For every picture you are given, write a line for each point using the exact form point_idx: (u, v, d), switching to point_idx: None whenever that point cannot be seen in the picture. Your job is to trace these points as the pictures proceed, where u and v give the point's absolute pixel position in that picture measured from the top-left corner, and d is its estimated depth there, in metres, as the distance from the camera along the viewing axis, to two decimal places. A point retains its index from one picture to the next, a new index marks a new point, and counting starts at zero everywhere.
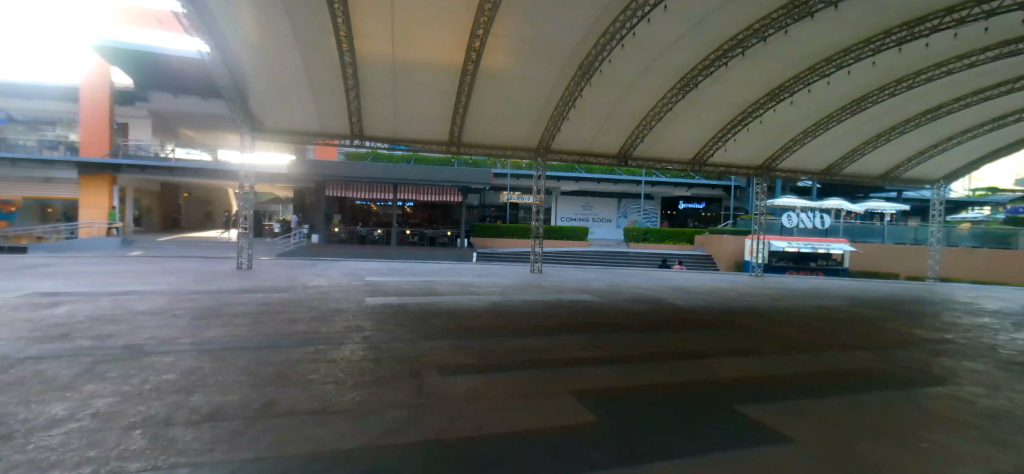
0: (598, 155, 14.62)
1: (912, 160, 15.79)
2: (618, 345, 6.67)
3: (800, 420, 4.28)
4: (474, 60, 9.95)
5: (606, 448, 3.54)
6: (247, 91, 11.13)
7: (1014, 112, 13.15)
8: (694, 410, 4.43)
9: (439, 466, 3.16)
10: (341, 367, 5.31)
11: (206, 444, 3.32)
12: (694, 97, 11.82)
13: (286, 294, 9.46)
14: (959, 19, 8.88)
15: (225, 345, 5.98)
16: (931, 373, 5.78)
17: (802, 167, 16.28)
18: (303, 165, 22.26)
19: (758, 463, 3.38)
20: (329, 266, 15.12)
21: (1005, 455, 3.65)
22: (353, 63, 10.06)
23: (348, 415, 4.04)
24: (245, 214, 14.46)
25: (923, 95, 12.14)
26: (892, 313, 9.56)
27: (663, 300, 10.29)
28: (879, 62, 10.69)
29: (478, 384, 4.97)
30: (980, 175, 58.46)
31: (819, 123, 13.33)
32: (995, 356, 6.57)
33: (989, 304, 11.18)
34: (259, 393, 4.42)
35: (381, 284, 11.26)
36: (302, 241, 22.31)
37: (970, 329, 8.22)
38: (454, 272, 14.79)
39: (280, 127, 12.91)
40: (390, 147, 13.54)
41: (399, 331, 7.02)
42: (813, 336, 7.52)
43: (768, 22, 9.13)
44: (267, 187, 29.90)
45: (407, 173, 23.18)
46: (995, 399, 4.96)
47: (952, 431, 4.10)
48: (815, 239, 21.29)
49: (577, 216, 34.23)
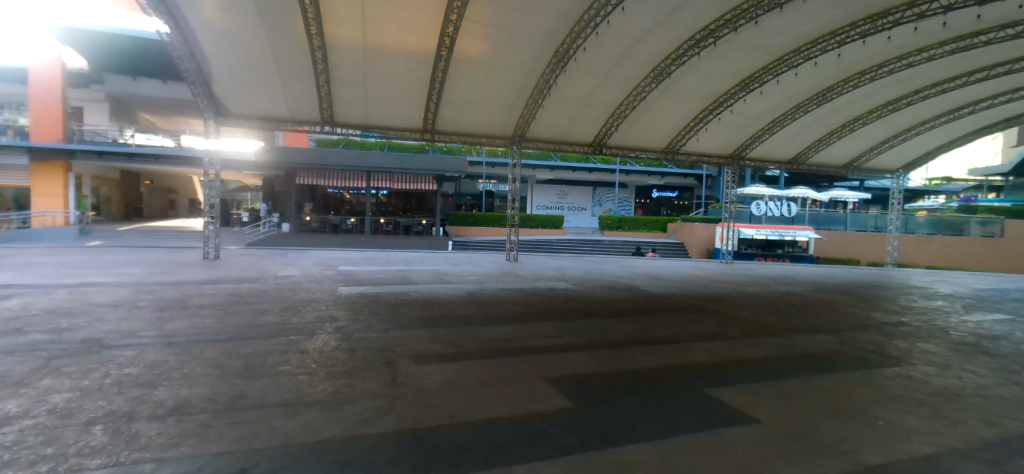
0: (573, 144, 14.68)
1: (874, 150, 16.41)
2: (589, 331, 6.78)
3: (765, 401, 4.43)
4: (447, 46, 9.79)
5: (576, 432, 3.62)
6: (207, 69, 10.66)
7: (969, 105, 13.74)
8: (661, 394, 4.56)
9: (413, 455, 3.16)
10: (313, 358, 5.25)
11: (172, 439, 3.23)
12: (667, 87, 11.95)
13: (255, 285, 9.24)
14: (919, 13, 9.19)
15: (191, 337, 5.81)
16: (887, 354, 6.08)
17: (771, 156, 16.71)
18: (272, 152, 21.65)
19: (725, 444, 3.49)
20: (301, 256, 14.81)
21: (953, 431, 3.88)
22: (323, 47, 9.77)
23: (321, 405, 4.00)
24: (211, 203, 13.96)
25: (885, 87, 12.57)
26: (852, 298, 9.98)
27: (635, 287, 10.49)
28: (844, 55, 11.00)
29: (451, 372, 4.98)
30: (935, 166, 61.51)
31: (787, 114, 13.69)
32: (946, 337, 6.95)
33: (942, 289, 11.80)
34: (227, 386, 4.32)
35: (355, 274, 11.11)
36: (273, 230, 21.73)
37: (924, 312, 8.66)
38: (429, 261, 14.73)
39: (247, 113, 12.49)
40: (362, 134, 13.32)
41: (371, 320, 6.95)
42: (776, 320, 7.81)
43: (739, 13, 9.26)
44: (235, 175, 28.94)
45: (381, 161, 22.86)
46: (946, 378, 5.24)
47: (906, 409, 4.33)
48: (782, 226, 21.93)
49: (553, 204, 34.39)
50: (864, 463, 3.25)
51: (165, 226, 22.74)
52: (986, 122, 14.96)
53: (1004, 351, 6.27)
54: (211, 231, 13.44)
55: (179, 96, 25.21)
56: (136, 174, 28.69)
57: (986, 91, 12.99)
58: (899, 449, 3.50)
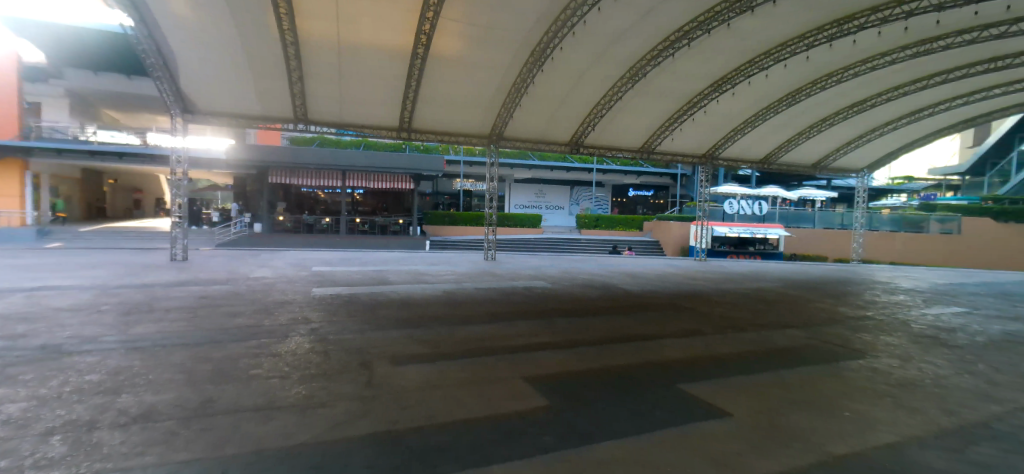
0: (551, 143, 14.74)
1: (840, 150, 16.97)
2: (566, 329, 6.83)
3: (738, 396, 4.54)
4: (424, 43, 9.68)
5: (554, 431, 3.64)
6: (173, 64, 10.31)
7: (929, 107, 14.33)
8: (636, 390, 4.62)
9: (390, 457, 3.12)
10: (286, 361, 5.14)
11: (136, 448, 3.11)
12: (643, 87, 12.10)
13: (226, 287, 8.99)
14: (882, 18, 9.55)
15: (156, 342, 5.61)
16: (852, 347, 6.30)
17: (743, 156, 17.10)
18: (243, 149, 21.13)
19: (700, 438, 3.56)
20: (274, 256, 14.48)
21: (914, 420, 4.05)
22: (297, 43, 9.57)
23: (294, 409, 3.91)
24: (178, 203, 13.49)
25: (850, 90, 13.00)
26: (820, 293, 10.30)
27: (612, 285, 10.62)
28: (812, 58, 11.34)
29: (429, 373, 4.94)
30: (896, 167, 64.27)
31: (758, 115, 14.03)
32: (907, 330, 7.25)
33: (905, 284, 12.27)
34: (195, 392, 4.19)
35: (330, 274, 10.94)
36: (245, 230, 21.18)
37: (887, 306, 9.02)
38: (406, 260, 14.61)
39: (217, 110, 12.15)
40: (337, 133, 13.15)
41: (347, 321, 6.85)
42: (748, 316, 8.01)
43: (711, 15, 9.45)
44: (205, 174, 28.10)
45: (356, 159, 22.50)
46: (908, 369, 5.46)
47: (872, 400, 4.49)
48: (754, 225, 22.45)
49: (531, 203, 34.43)
50: (832, 453, 3.36)
51: (130, 227, 21.85)
52: (945, 123, 15.60)
53: (961, 343, 6.56)
54: (180, 232, 12.96)
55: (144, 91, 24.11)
56: (99, 173, 27.54)
57: (943, 94, 13.58)
58: (865, 439, 3.63)
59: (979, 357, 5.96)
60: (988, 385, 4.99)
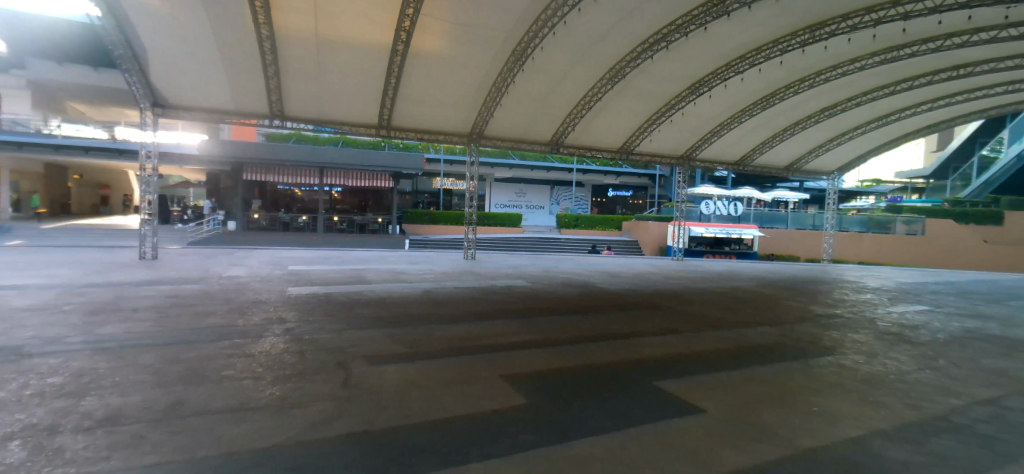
0: (532, 143, 14.80)
1: (812, 153, 17.46)
2: (544, 328, 6.84)
3: (712, 392, 4.62)
4: (404, 40, 9.59)
5: (532, 428, 3.65)
6: (145, 59, 10.10)
7: (895, 112, 14.84)
8: (613, 388, 4.66)
9: (365, 458, 3.09)
10: (260, 361, 5.03)
11: (101, 452, 3.01)
12: (623, 88, 12.23)
13: (197, 286, 8.76)
14: (852, 26, 9.86)
15: (124, 342, 5.44)
16: (821, 344, 6.49)
17: (719, 157, 17.43)
18: (216, 145, 20.62)
19: (676, 434, 3.62)
20: (248, 255, 14.18)
21: (878, 414, 4.20)
22: (273, 37, 9.36)
23: (268, 410, 3.84)
24: (148, 199, 13.07)
25: (822, 94, 13.38)
26: (792, 292, 10.56)
27: (591, 285, 10.71)
28: (785, 62, 11.62)
29: (406, 373, 4.90)
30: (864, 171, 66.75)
31: (734, 117, 14.33)
32: (874, 327, 7.50)
33: (872, 283, 12.70)
34: (164, 394, 4.07)
35: (307, 273, 10.79)
36: (218, 228, 20.67)
37: (855, 304, 9.32)
38: (385, 259, 14.49)
39: (188, 104, 11.86)
40: (315, 129, 12.97)
41: (323, 321, 6.76)
42: (723, 314, 8.18)
43: (690, 19, 9.61)
44: (176, 169, 27.37)
45: (333, 156, 22.15)
46: (873, 365, 5.65)
47: (840, 395, 4.63)
48: (730, 225, 22.91)
49: (511, 203, 34.46)
50: (802, 447, 3.46)
51: (99, 224, 21.13)
52: (910, 128, 16.18)
53: (923, 340, 6.83)
54: (149, 230, 12.55)
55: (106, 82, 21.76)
56: (63, 168, 26.57)
57: (909, 100, 14.08)
58: (834, 433, 3.73)
59: (939, 353, 6.20)
60: (948, 380, 5.20)
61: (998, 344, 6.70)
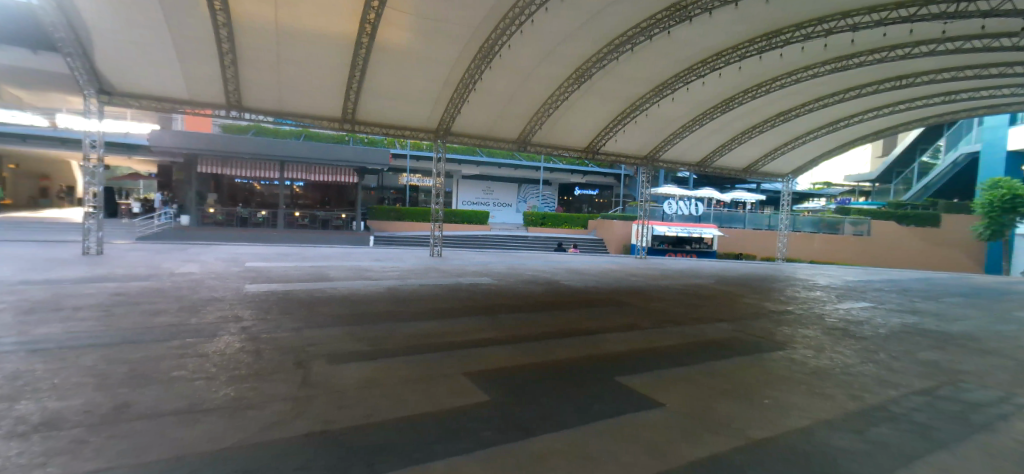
0: (499, 140, 14.80)
1: (768, 156, 18.18)
2: (507, 325, 6.91)
3: (671, 387, 4.75)
4: (369, 33, 9.40)
5: (495, 426, 3.66)
6: (88, 41, 9.53)
7: (845, 119, 15.63)
8: (574, 383, 4.74)
9: (323, 459, 3.01)
10: (214, 361, 4.85)
11: (37, 458, 2.83)
12: (589, 89, 12.38)
13: (145, 283, 8.37)
14: (806, 35, 10.34)
15: (64, 343, 5.12)
16: (773, 339, 6.79)
17: (681, 158, 17.88)
18: (169, 136, 19.74)
19: (635, 429, 3.71)
20: (203, 251, 13.62)
21: (824, 404, 4.43)
22: (230, 25, 9.02)
23: (222, 411, 3.71)
24: (93, 191, 12.38)
25: (779, 99, 13.91)
26: (749, 290, 10.99)
27: (557, 282, 10.82)
28: (744, 68, 12.04)
29: (368, 371, 4.83)
30: (813, 176, 70.61)
31: (696, 119, 14.74)
32: (822, 323, 7.89)
33: (822, 281, 13.36)
34: (108, 396, 3.87)
35: (266, 270, 10.48)
36: (171, 223, 19.81)
37: (806, 301, 9.79)
38: (349, 256, 14.21)
39: (137, 92, 11.28)
40: (275, 121, 12.53)
41: (282, 319, 6.56)
42: (682, 310, 8.45)
43: (654, 22, 9.82)
44: (123, 160, 26.29)
45: (292, 150, 21.56)
46: (820, 358, 5.96)
47: (790, 388, 4.86)
48: (691, 225, 23.51)
49: (479, 200, 34.43)
50: (753, 437, 3.61)
51: (38, 218, 19.76)
52: (857, 134, 17.09)
53: (867, 334, 7.25)
54: (93, 224, 11.80)
55: (52, 75, 19.05)
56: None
57: (857, 107, 14.85)
58: (783, 424, 3.91)
59: (881, 346, 6.59)
60: (886, 372, 5.54)
61: (931, 337, 7.20)
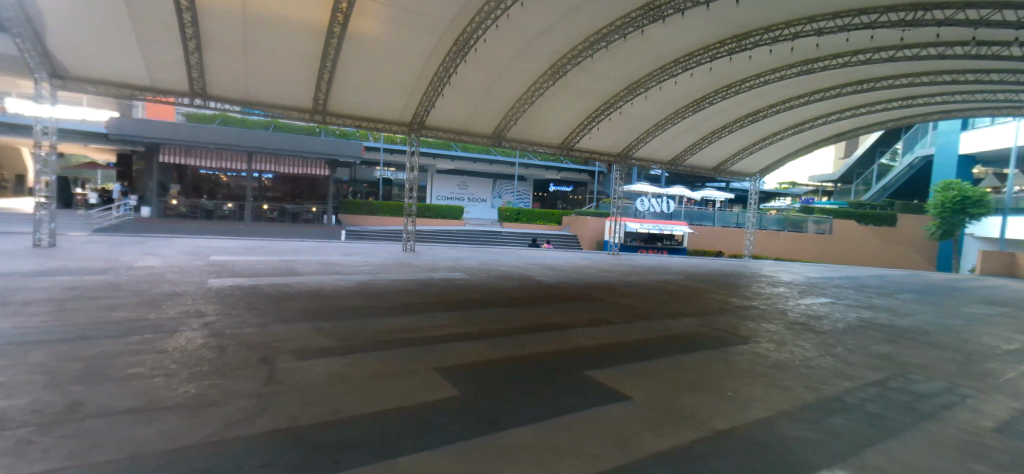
0: (474, 135, 14.72)
1: (737, 156, 18.64)
2: (478, 320, 6.91)
3: (639, 380, 4.85)
4: (341, 23, 9.22)
5: (464, 420, 3.69)
6: (39, 23, 9.05)
7: (809, 121, 16.19)
8: (544, 377, 4.78)
9: (288, 456, 2.98)
10: (174, 358, 4.70)
11: None
12: (564, 85, 12.44)
13: (102, 277, 8.02)
14: (773, 37, 10.62)
15: (10, 339, 4.86)
16: (738, 333, 6.99)
17: (654, 157, 18.17)
18: (129, 124, 18.90)
19: (601, 421, 3.78)
20: (165, 244, 13.20)
21: (784, 396, 4.60)
22: (194, 9, 8.71)
23: (182, 409, 3.61)
24: (43, 180, 11.79)
25: (748, 100, 14.26)
26: (715, 285, 11.29)
27: (530, 277, 10.87)
28: (715, 68, 12.29)
29: (337, 367, 4.77)
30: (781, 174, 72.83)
31: (668, 118, 14.99)
32: (785, 317, 8.19)
33: (785, 277, 13.80)
34: (58, 394, 3.70)
35: (231, 264, 10.22)
36: (129, 214, 18.93)
37: (770, 296, 10.13)
38: (318, 250, 13.96)
39: (94, 77, 10.78)
40: (242, 112, 12.16)
41: (247, 314, 6.40)
42: (652, 305, 8.62)
43: (628, 21, 9.92)
44: (78, 149, 24.98)
45: (259, 141, 20.89)
46: (780, 352, 6.18)
47: (751, 380, 5.03)
48: (663, 221, 23.87)
49: (454, 194, 34.18)
50: (714, 429, 3.72)
51: None
52: (821, 136, 17.70)
53: (825, 329, 7.54)
54: (45, 215, 11.22)
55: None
56: None
57: (821, 109, 15.37)
58: (744, 415, 4.05)
59: (838, 340, 6.89)
60: (843, 364, 5.79)
61: (884, 331, 7.56)
